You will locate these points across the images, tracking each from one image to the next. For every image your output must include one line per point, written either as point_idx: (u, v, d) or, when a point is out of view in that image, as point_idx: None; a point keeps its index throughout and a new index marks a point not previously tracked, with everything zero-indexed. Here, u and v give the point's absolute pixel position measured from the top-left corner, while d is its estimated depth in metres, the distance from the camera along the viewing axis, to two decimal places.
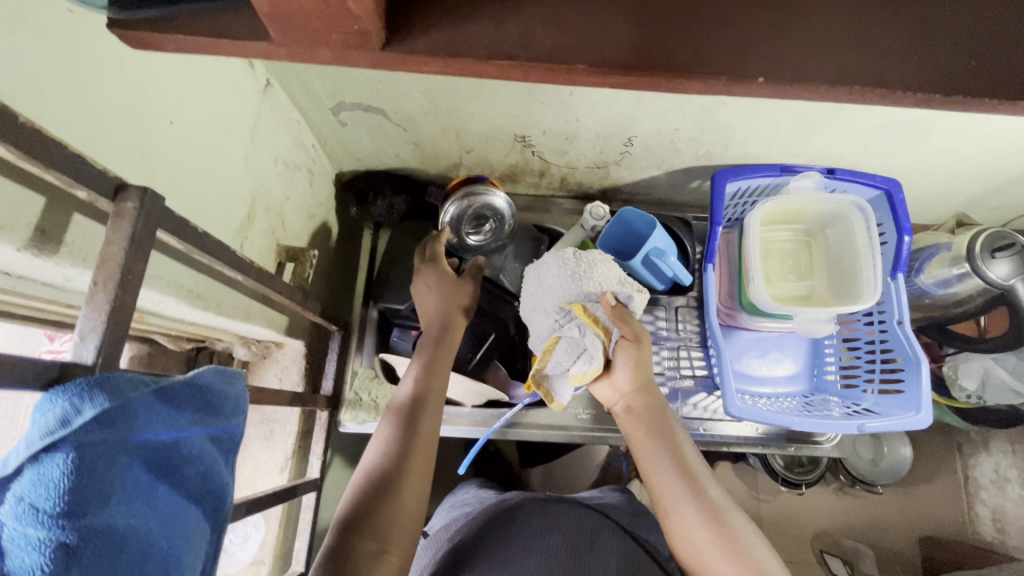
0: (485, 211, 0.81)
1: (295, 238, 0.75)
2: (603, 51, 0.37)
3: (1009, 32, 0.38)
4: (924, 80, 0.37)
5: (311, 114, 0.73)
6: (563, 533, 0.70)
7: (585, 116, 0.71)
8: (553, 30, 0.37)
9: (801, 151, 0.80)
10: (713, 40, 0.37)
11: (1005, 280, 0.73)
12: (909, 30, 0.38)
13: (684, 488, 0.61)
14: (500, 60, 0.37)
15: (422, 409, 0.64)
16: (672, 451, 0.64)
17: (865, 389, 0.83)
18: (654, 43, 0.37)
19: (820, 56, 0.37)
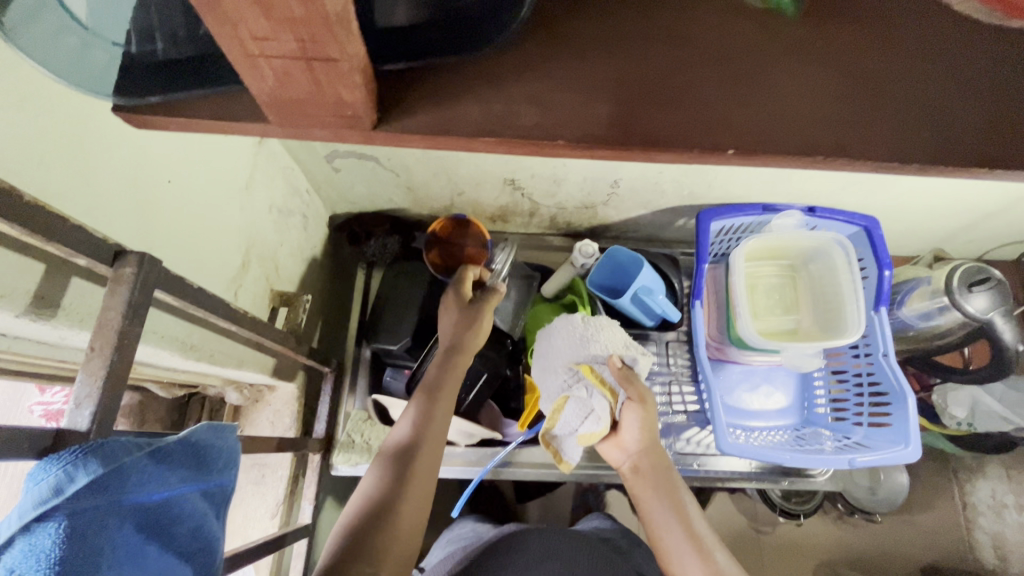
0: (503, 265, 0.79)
1: (289, 282, 0.76)
2: (583, 126, 0.42)
3: (932, 112, 0.44)
4: (870, 150, 0.42)
5: (307, 162, 0.75)
6: (561, 562, 0.69)
7: (572, 161, 0.74)
8: (537, 108, 0.42)
9: (781, 190, 0.82)
10: (693, 119, 0.42)
11: (984, 313, 0.74)
12: (854, 108, 0.43)
13: (691, 552, 0.62)
14: (488, 137, 0.42)
15: (424, 453, 0.63)
16: (677, 513, 0.65)
17: (855, 422, 0.84)
18: (629, 121, 0.42)
19: (794, 132, 0.43)
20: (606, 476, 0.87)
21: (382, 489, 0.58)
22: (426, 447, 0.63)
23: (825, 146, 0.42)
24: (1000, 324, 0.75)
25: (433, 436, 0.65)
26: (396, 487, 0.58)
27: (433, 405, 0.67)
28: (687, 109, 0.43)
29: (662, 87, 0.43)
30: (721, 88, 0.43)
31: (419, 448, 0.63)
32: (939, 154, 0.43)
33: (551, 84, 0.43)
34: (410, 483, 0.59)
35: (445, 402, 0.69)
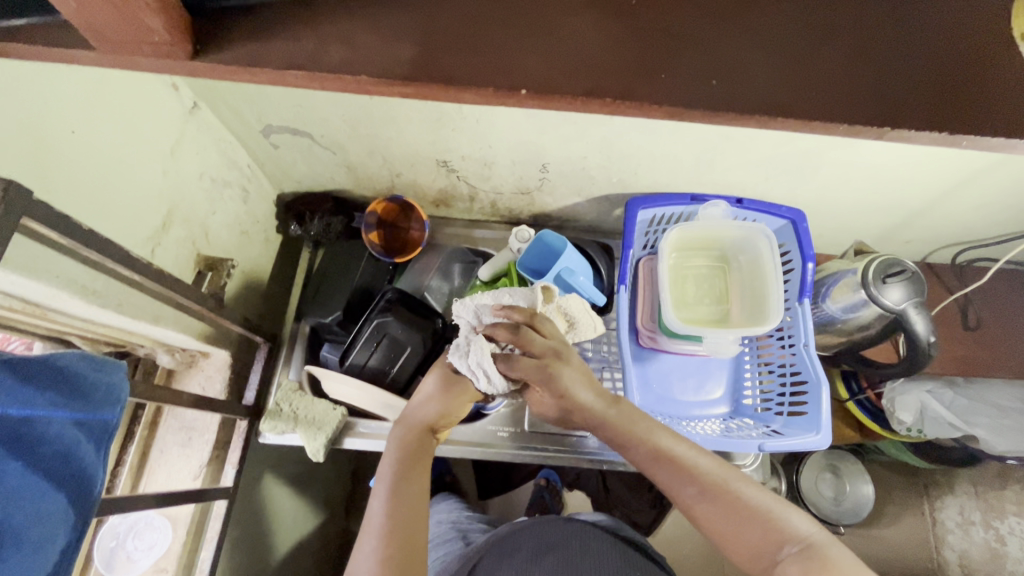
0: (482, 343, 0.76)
1: (222, 250, 0.79)
2: (387, 60, 0.37)
3: (797, 40, 0.37)
4: (712, 99, 0.36)
5: (242, 135, 0.78)
6: (560, 552, 0.70)
7: (497, 143, 0.77)
8: (343, 48, 0.37)
9: (708, 180, 0.84)
10: (491, 62, 0.37)
11: (897, 304, 0.76)
12: (702, 40, 0.37)
13: (686, 486, 0.56)
14: (299, 72, 0.37)
15: (415, 502, 0.57)
16: (657, 458, 0.58)
17: (777, 412, 0.85)
18: (431, 56, 0.37)
19: (587, 75, 0.36)
20: (532, 456, 0.88)
21: (380, 571, 0.50)
22: (416, 519, 0.55)
23: (615, 92, 0.36)
24: (914, 316, 0.76)
25: (417, 502, 0.57)
26: (390, 569, 0.50)
27: (412, 472, 0.59)
28: (480, 45, 0.37)
29: (467, 29, 0.37)
30: (522, 33, 0.37)
31: (405, 521, 0.54)
32: (805, 105, 0.36)
33: (361, 25, 0.38)
34: (408, 556, 0.52)
35: (423, 460, 0.62)
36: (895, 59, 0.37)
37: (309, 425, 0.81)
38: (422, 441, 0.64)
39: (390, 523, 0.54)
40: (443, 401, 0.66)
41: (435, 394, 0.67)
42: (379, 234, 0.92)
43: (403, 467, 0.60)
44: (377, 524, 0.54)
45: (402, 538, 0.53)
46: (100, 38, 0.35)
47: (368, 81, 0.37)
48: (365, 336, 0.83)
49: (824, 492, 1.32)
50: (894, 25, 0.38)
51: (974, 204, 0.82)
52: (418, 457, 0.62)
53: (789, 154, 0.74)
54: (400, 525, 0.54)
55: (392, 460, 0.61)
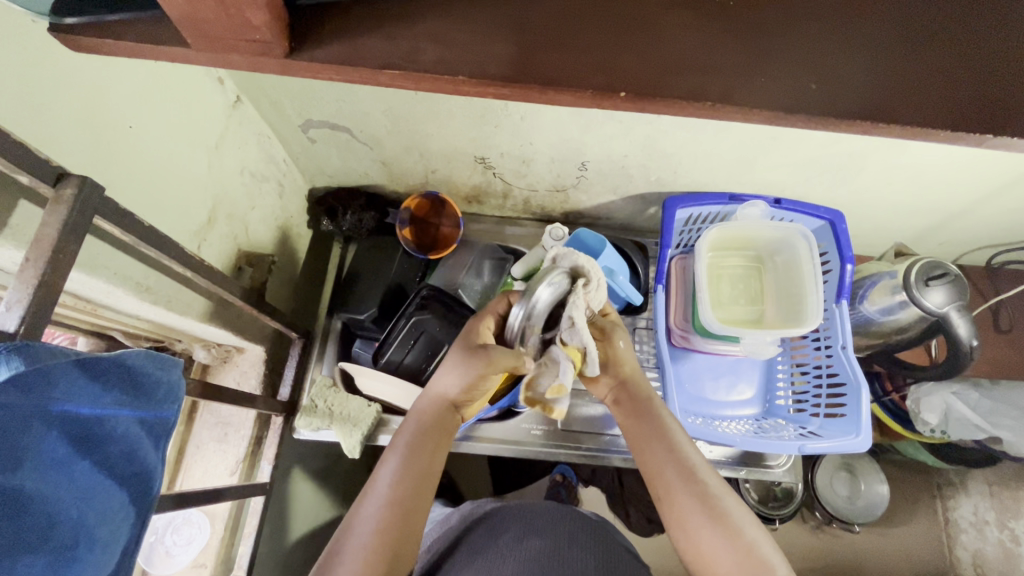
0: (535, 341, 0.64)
1: (258, 245, 0.79)
2: (478, 57, 0.37)
3: (893, 43, 0.37)
4: (808, 99, 0.36)
5: (281, 130, 0.77)
6: (544, 537, 0.63)
7: (539, 140, 0.76)
8: (437, 46, 0.37)
9: (747, 180, 0.83)
10: (584, 62, 0.36)
11: (940, 307, 0.75)
12: (796, 45, 0.37)
13: (686, 487, 0.56)
14: (392, 70, 0.38)
15: (422, 479, 0.57)
16: (669, 447, 0.59)
17: (812, 413, 0.85)
18: (528, 56, 0.37)
19: (681, 75, 0.36)
20: (565, 455, 0.88)
21: (374, 542, 0.52)
22: (418, 497, 0.56)
23: (714, 93, 0.36)
24: (956, 319, 0.75)
25: (423, 479, 0.57)
26: (384, 542, 0.52)
27: (425, 449, 0.59)
28: (577, 42, 0.37)
29: (559, 28, 0.37)
30: (618, 32, 0.37)
31: (407, 498, 0.55)
32: (900, 109, 0.36)
33: (456, 23, 0.37)
34: (401, 534, 0.53)
35: (441, 438, 0.60)
36: (994, 61, 0.37)
37: (344, 422, 0.81)
38: (442, 417, 0.62)
39: (392, 496, 0.55)
40: (466, 377, 0.59)
41: (459, 365, 0.60)
42: (413, 230, 0.92)
43: (416, 443, 0.59)
44: (381, 493, 0.55)
45: (401, 514, 0.54)
46: (192, 33, 0.36)
47: (462, 81, 0.37)
48: (402, 334, 0.83)
49: (838, 491, 1.33)
50: (986, 27, 0.38)
51: (1015, 206, 0.82)
52: (434, 434, 0.60)
53: (834, 155, 0.74)
54: (403, 500, 0.55)
55: (408, 434, 0.60)
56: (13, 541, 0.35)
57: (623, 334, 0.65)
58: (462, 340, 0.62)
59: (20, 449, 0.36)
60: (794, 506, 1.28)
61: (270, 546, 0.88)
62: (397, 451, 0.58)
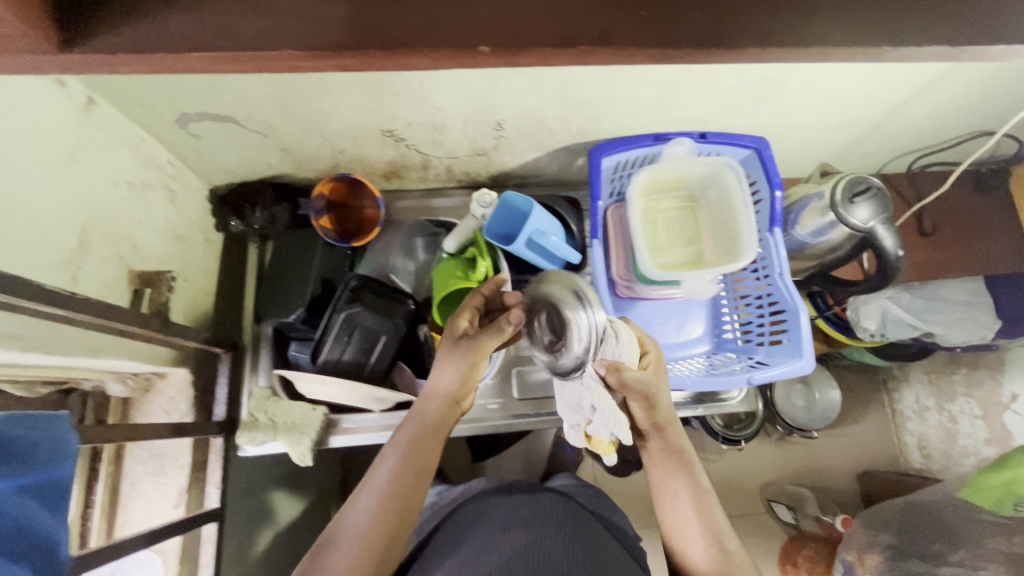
0: (418, 242, 0.92)
1: (158, 261, 0.71)
2: (319, 27, 0.35)
3: None
4: (688, 37, 0.36)
5: (156, 128, 0.69)
6: (523, 529, 0.64)
7: (445, 104, 0.70)
8: (258, 16, 0.34)
9: (670, 119, 0.80)
10: (437, 20, 0.35)
11: (866, 223, 0.76)
12: None
13: (703, 534, 0.68)
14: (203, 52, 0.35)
15: (420, 474, 0.66)
16: (694, 495, 0.70)
17: (758, 342, 0.86)
18: (376, 17, 0.35)
19: (551, 27, 0.36)
20: (525, 423, 0.87)
21: (363, 536, 0.60)
22: (414, 492, 0.64)
23: (594, 40, 0.36)
24: (882, 233, 0.77)
25: (420, 475, 0.65)
26: (373, 538, 0.61)
27: (425, 446, 0.67)
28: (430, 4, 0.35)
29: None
30: None
31: (400, 492, 0.63)
32: (769, 32, 0.36)
33: None
34: (391, 528, 0.62)
35: (438, 435, 0.69)
36: None
37: (290, 431, 0.78)
38: (442, 415, 0.69)
39: (388, 490, 0.63)
40: (458, 368, 0.68)
41: (451, 359, 0.69)
42: (331, 218, 0.86)
43: (416, 439, 0.67)
44: (380, 488, 0.63)
45: (393, 508, 0.62)
46: None
47: (297, 56, 0.34)
48: (335, 330, 0.77)
49: (797, 402, 1.40)
50: None
51: (930, 109, 0.82)
52: (433, 436, 0.68)
53: (752, 81, 0.71)
54: (400, 494, 0.63)
55: (410, 431, 0.68)
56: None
57: (658, 388, 0.68)
58: (449, 338, 0.70)
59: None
60: (758, 423, 1.34)
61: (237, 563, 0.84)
62: (398, 447, 0.67)
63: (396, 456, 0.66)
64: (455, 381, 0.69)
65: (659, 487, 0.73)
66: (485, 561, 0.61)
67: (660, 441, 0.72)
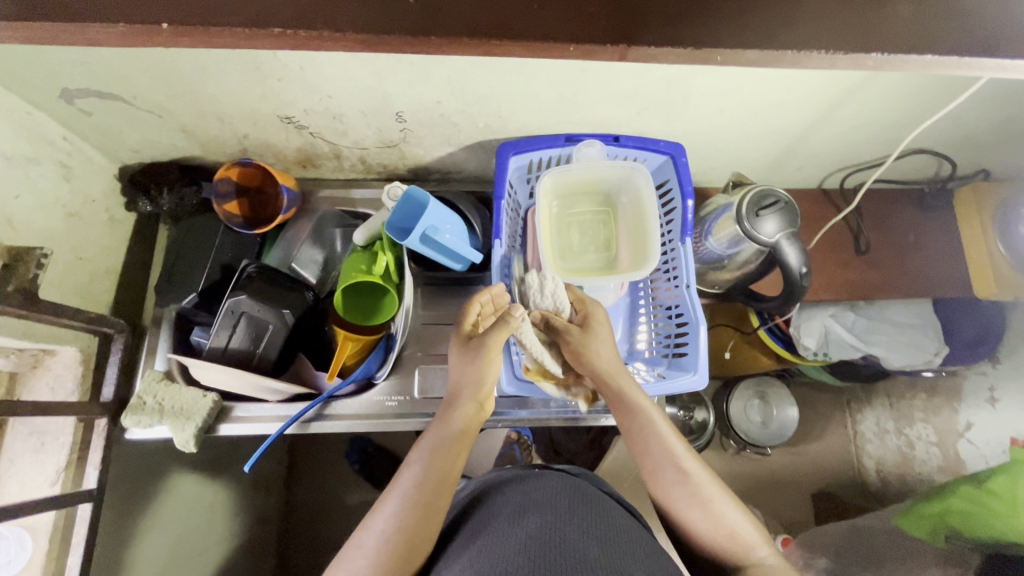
0: (334, 234, 0.90)
1: (41, 237, 0.71)
2: None
3: None
4: None
5: (42, 102, 0.68)
6: (536, 510, 0.64)
7: (336, 92, 0.69)
8: None
9: (580, 120, 0.78)
10: None
11: (771, 237, 0.74)
12: None
13: (687, 489, 0.63)
14: None
15: (447, 480, 0.62)
16: (665, 448, 0.66)
17: (665, 355, 0.85)
18: None
19: None
20: (423, 423, 0.85)
21: (384, 541, 0.57)
22: (437, 497, 0.61)
23: None
24: (787, 249, 0.74)
25: (445, 479, 0.62)
26: (393, 544, 0.57)
27: (449, 451, 0.65)
28: None
29: None
30: None
31: (427, 495, 0.60)
32: None
33: None
34: (413, 533, 0.58)
35: (462, 441, 0.67)
36: None
37: (176, 417, 0.77)
38: (467, 420, 0.68)
39: (413, 496, 0.60)
40: (478, 365, 0.70)
41: (461, 359, 0.72)
42: (240, 203, 0.86)
43: (437, 443, 0.65)
44: (404, 492, 0.61)
45: (419, 512, 0.59)
46: None
47: None
48: (223, 315, 0.77)
49: (751, 418, 1.37)
50: None
51: (854, 123, 0.79)
52: (458, 440, 0.66)
53: (653, 85, 0.69)
54: (422, 499, 0.60)
55: (433, 437, 0.66)
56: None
57: (594, 339, 0.74)
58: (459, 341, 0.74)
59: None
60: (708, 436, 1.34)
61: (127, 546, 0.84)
62: (423, 450, 0.65)
63: (420, 460, 0.64)
64: (476, 384, 0.70)
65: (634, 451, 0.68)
66: (500, 545, 0.58)
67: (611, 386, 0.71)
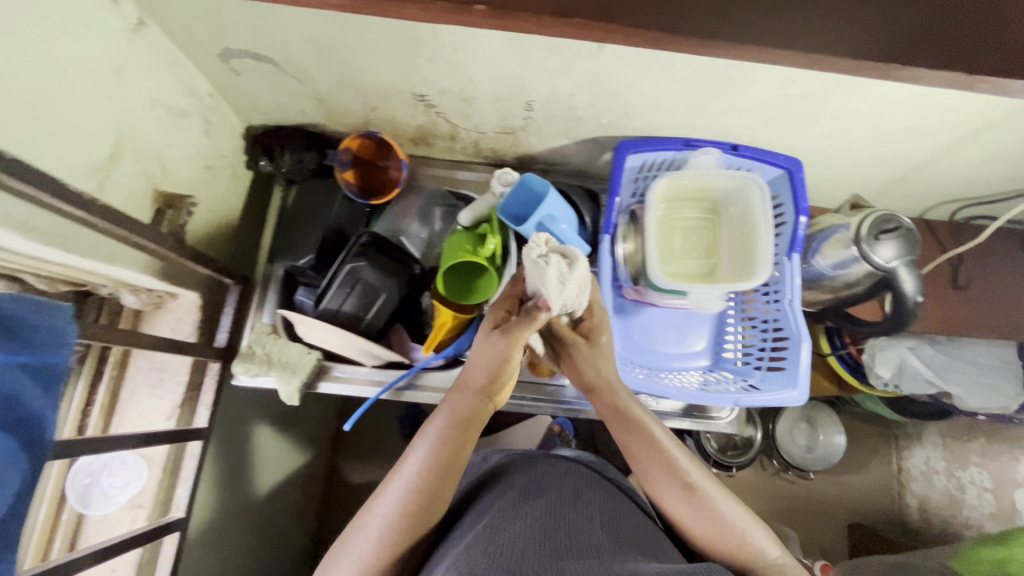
0: (435, 210, 0.92)
1: (185, 186, 0.75)
2: None
3: None
4: None
5: (200, 59, 0.72)
6: (541, 496, 0.64)
7: (477, 75, 0.71)
8: None
9: (704, 125, 0.79)
10: None
11: (888, 263, 0.73)
12: None
13: (686, 495, 0.64)
14: None
15: (453, 465, 0.60)
16: (667, 456, 0.66)
17: (756, 366, 0.85)
18: None
19: None
20: (508, 405, 0.89)
21: (390, 524, 0.56)
22: (444, 482, 0.59)
23: None
24: (903, 275, 0.74)
25: (452, 464, 0.60)
26: (398, 527, 0.56)
27: (456, 437, 0.62)
28: None
29: None
30: None
31: (434, 486, 0.58)
32: None
33: None
34: (415, 516, 0.57)
35: (472, 425, 0.64)
36: None
37: (283, 369, 0.81)
38: (476, 404, 0.65)
39: (420, 482, 0.58)
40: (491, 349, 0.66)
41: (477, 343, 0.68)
42: (355, 172, 0.89)
43: (445, 426, 0.62)
44: (409, 477, 0.58)
45: (424, 499, 0.58)
46: None
47: None
48: (338, 281, 0.79)
49: (797, 440, 1.36)
50: None
51: (981, 157, 0.78)
52: (466, 424, 0.63)
53: (792, 97, 0.69)
54: (428, 485, 0.58)
55: (439, 421, 0.63)
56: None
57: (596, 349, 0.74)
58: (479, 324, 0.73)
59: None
60: (752, 453, 1.33)
61: (220, 487, 0.89)
62: (428, 432, 0.62)
63: (427, 444, 0.61)
64: (489, 368, 0.66)
65: (631, 458, 0.68)
66: (507, 526, 0.58)
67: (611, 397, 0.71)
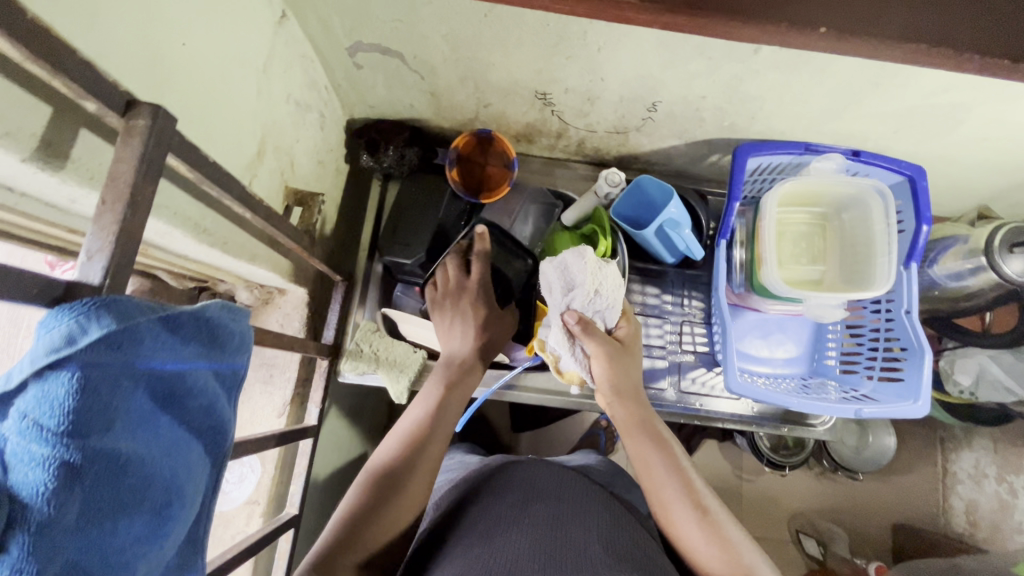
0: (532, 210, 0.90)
1: (305, 182, 0.74)
2: None
3: None
4: None
5: (325, 52, 0.70)
6: (544, 502, 0.61)
7: (611, 76, 0.69)
8: None
9: (829, 130, 0.77)
10: None
11: (1020, 276, 0.72)
12: None
13: (693, 514, 0.60)
14: None
15: (422, 461, 0.62)
16: (676, 473, 0.63)
17: (864, 375, 0.84)
18: None
19: None
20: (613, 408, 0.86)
21: (363, 515, 0.57)
22: (411, 476, 0.60)
23: None
24: None
25: (421, 460, 0.62)
26: (368, 518, 0.57)
27: (425, 435, 0.64)
28: None
29: None
30: None
31: (401, 478, 0.60)
32: None
33: None
34: (383, 507, 0.58)
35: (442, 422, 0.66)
36: None
37: (391, 367, 0.80)
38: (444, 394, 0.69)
39: (385, 475, 0.60)
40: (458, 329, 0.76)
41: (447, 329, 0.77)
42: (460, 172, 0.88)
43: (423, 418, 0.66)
44: (378, 472, 0.60)
45: (392, 490, 0.59)
46: None
47: None
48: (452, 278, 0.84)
49: (847, 441, 1.30)
50: None
51: None
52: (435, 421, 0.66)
53: (937, 106, 0.67)
54: (394, 477, 0.60)
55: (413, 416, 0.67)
56: (59, 522, 0.29)
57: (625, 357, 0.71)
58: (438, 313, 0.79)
59: (31, 422, 0.28)
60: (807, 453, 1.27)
61: (313, 481, 0.88)
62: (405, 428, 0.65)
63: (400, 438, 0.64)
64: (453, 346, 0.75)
65: (637, 467, 0.66)
66: (507, 541, 0.55)
67: (641, 405, 0.70)
